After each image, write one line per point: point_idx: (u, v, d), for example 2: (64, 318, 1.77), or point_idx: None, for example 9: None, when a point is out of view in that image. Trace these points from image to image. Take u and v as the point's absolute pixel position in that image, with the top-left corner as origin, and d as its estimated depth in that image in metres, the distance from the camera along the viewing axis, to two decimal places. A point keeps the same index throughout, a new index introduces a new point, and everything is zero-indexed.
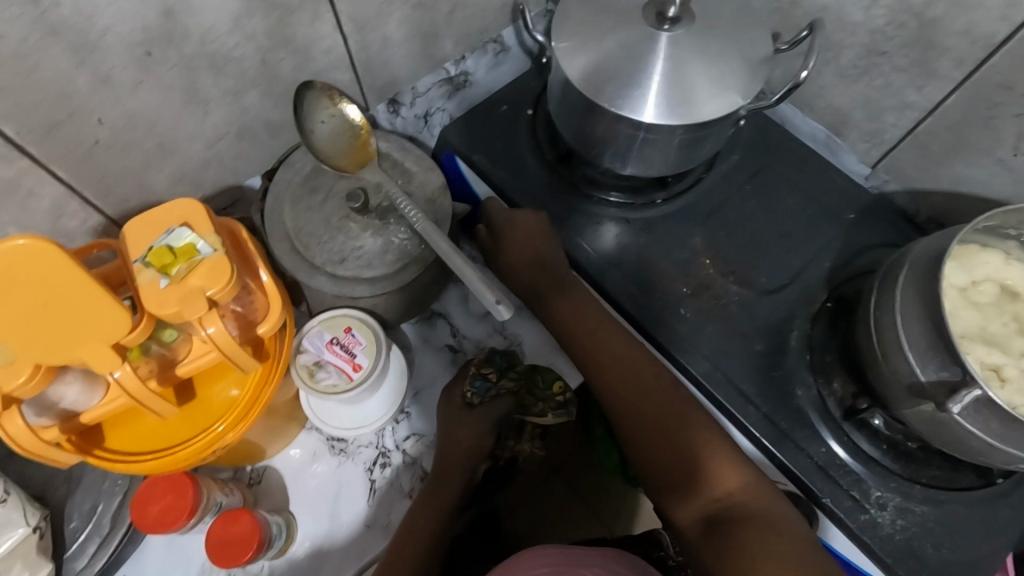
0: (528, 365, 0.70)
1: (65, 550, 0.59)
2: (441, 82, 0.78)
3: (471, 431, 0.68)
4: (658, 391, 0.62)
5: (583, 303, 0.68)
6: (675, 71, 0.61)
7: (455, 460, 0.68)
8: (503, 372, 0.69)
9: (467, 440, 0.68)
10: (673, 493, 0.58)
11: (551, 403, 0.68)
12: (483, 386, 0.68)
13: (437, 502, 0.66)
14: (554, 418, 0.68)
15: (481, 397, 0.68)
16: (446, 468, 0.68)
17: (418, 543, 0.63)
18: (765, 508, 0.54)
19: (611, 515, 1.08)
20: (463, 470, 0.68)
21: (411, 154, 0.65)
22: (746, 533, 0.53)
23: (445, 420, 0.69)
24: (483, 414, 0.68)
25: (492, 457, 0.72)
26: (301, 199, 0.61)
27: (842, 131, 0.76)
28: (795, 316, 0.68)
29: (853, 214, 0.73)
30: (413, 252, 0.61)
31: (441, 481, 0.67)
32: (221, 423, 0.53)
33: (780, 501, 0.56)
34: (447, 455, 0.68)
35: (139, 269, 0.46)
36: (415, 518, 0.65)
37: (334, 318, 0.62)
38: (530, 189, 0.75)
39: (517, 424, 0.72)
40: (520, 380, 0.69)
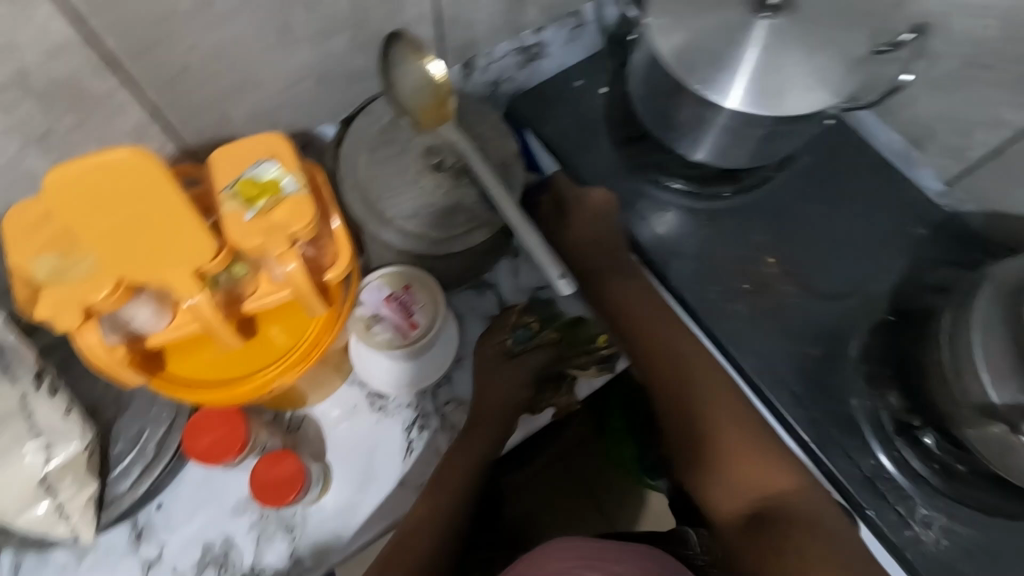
0: (572, 316, 0.68)
1: (110, 469, 0.60)
2: (516, 50, 0.76)
3: (506, 383, 0.65)
4: (707, 382, 0.60)
5: (629, 287, 0.67)
6: (770, 60, 0.59)
7: (490, 411, 0.65)
8: (545, 322, 0.68)
9: (499, 395, 0.65)
10: (717, 488, 0.56)
11: (595, 356, 0.66)
12: (524, 335, 0.67)
13: (467, 467, 0.63)
14: (598, 371, 0.67)
15: (522, 345, 0.67)
16: (481, 416, 0.64)
17: (438, 514, 0.61)
18: (816, 506, 0.54)
19: (614, 509, 1.09)
20: (498, 425, 0.65)
21: (488, 117, 0.64)
22: (798, 531, 0.52)
23: (486, 367, 0.66)
24: (521, 364, 0.66)
25: (530, 408, 0.68)
26: (375, 149, 0.61)
27: (922, 143, 0.75)
28: (855, 325, 0.67)
29: (924, 229, 0.72)
30: (483, 215, 0.61)
31: (469, 437, 0.64)
32: (279, 364, 0.53)
33: (831, 510, 0.54)
34: (482, 404, 0.65)
35: (224, 198, 0.46)
36: (446, 479, 0.62)
37: (393, 274, 0.62)
38: (598, 167, 0.74)
39: (555, 376, 0.68)
40: (562, 332, 0.67)
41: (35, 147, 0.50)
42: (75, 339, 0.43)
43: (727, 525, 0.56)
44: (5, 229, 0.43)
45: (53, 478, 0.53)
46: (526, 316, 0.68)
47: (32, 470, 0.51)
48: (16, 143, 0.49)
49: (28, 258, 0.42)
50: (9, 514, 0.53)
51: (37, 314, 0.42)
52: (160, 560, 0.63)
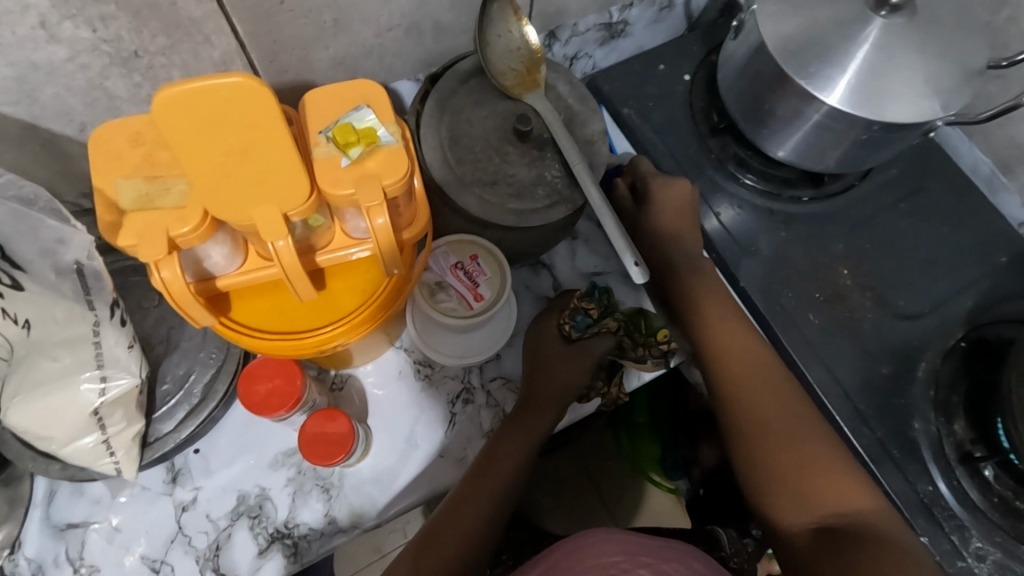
0: (632, 307, 0.67)
1: (155, 409, 0.59)
2: (601, 26, 0.73)
3: (567, 369, 0.64)
4: (776, 387, 0.59)
5: (687, 283, 0.65)
6: (880, 60, 0.56)
7: (549, 394, 0.64)
8: (604, 311, 0.66)
9: (561, 376, 0.64)
10: (786, 497, 0.54)
11: (654, 350, 0.65)
12: (583, 322, 0.65)
13: (519, 452, 0.62)
14: (653, 366, 0.65)
15: (579, 331, 0.65)
16: (541, 399, 0.64)
17: (482, 499, 0.59)
18: (896, 526, 0.52)
19: (613, 496, 1.07)
20: (554, 407, 0.64)
21: (577, 90, 0.62)
22: (884, 543, 0.50)
23: (538, 348, 0.65)
24: (580, 350, 0.65)
25: (582, 396, 0.67)
26: (461, 111, 0.59)
27: (1010, 168, 0.72)
28: (926, 348, 0.65)
29: (1005, 257, 0.69)
30: (563, 191, 0.58)
31: (521, 422, 0.63)
32: (345, 321, 0.52)
33: (910, 534, 0.52)
34: (540, 386, 0.64)
35: (320, 141, 0.44)
36: (496, 458, 0.61)
37: (461, 242, 0.61)
38: (674, 155, 0.72)
39: (607, 364, 0.67)
40: (622, 322, 0.66)
41: (119, 68, 0.48)
42: (153, 272, 0.41)
43: (793, 536, 0.54)
44: (91, 150, 0.42)
45: (103, 411, 0.52)
46: (585, 303, 0.65)
47: (87, 400, 0.50)
48: (102, 60, 0.47)
49: (113, 183, 0.41)
50: (56, 444, 0.52)
51: (120, 242, 0.40)
52: (194, 504, 0.63)
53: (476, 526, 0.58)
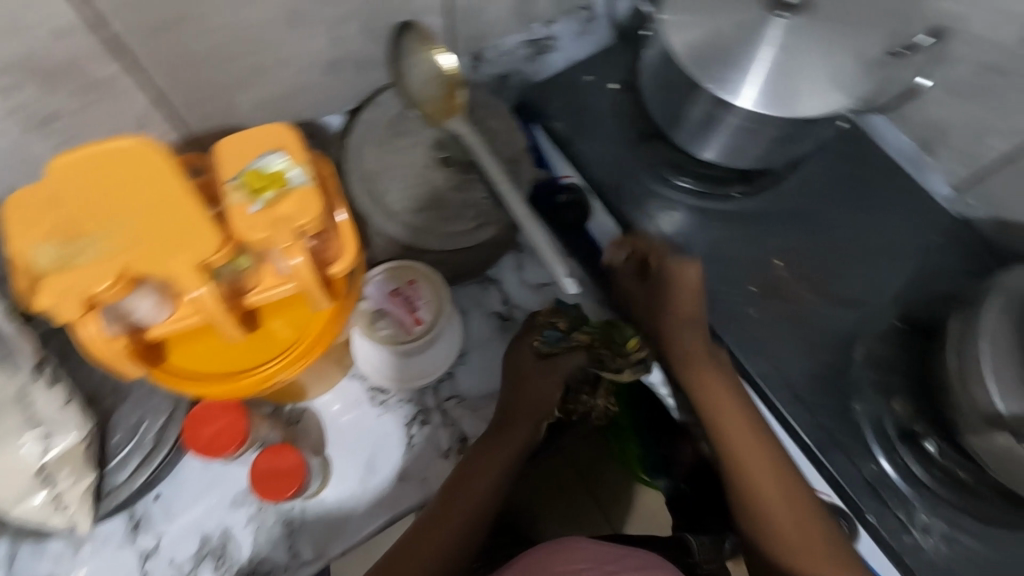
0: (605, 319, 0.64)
1: (109, 460, 0.60)
2: (527, 43, 0.77)
3: (544, 385, 0.64)
4: (779, 463, 0.58)
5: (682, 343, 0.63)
6: (787, 64, 0.58)
7: (523, 411, 0.65)
8: (575, 323, 0.65)
9: (537, 392, 0.65)
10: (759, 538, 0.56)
11: (629, 360, 0.62)
12: (553, 335, 0.64)
13: (494, 470, 0.62)
14: (632, 375, 0.62)
15: (552, 347, 0.65)
16: (517, 416, 0.65)
17: (454, 522, 0.58)
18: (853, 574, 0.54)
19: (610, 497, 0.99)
20: (530, 421, 0.65)
21: (498, 111, 0.63)
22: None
23: (514, 369, 0.66)
24: (552, 365, 0.64)
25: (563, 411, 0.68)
26: (385, 142, 0.59)
27: (933, 149, 0.73)
28: (863, 334, 0.66)
29: (933, 236, 0.71)
30: (491, 211, 0.60)
31: (500, 437, 0.64)
32: (281, 358, 0.53)
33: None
34: (516, 404, 0.65)
35: (230, 189, 0.45)
36: (473, 479, 0.61)
37: (399, 268, 0.62)
38: (610, 163, 0.72)
39: (590, 378, 0.67)
40: (595, 334, 0.63)
41: (35, 132, 0.49)
42: (77, 329, 0.43)
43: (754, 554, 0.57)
44: (8, 211, 0.42)
45: (50, 469, 0.52)
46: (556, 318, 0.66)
47: (30, 460, 0.51)
48: (17, 126, 0.48)
49: (27, 246, 0.41)
50: (7, 504, 0.53)
51: (36, 304, 0.41)
52: (156, 551, 0.63)
53: (459, 550, 0.57)
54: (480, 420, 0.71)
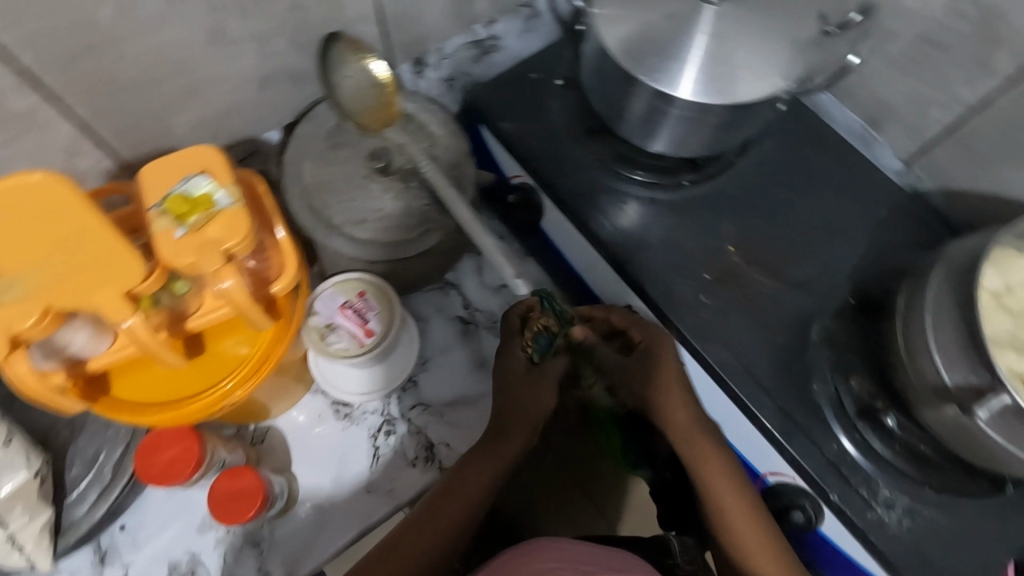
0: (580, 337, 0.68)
1: (67, 495, 0.59)
2: (469, 44, 0.77)
3: (534, 388, 0.65)
4: (758, 520, 0.60)
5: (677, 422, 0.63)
6: (720, 51, 0.59)
7: (526, 417, 0.64)
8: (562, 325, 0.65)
9: (534, 404, 0.65)
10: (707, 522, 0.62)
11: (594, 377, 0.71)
12: (545, 342, 0.64)
13: (489, 475, 0.61)
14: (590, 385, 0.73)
15: (541, 354, 0.65)
16: (515, 424, 0.64)
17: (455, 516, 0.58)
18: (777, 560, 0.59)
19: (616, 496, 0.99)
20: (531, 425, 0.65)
21: (437, 116, 0.63)
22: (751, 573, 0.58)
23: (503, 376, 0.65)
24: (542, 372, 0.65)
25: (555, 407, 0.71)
26: (322, 155, 0.59)
27: (881, 124, 0.73)
28: (818, 314, 0.66)
29: (885, 211, 0.71)
30: (434, 217, 0.59)
31: (499, 446, 0.63)
32: (229, 380, 0.52)
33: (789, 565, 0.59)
34: (511, 413, 0.64)
35: (154, 217, 0.45)
36: (458, 481, 0.60)
37: (348, 281, 0.61)
38: (558, 160, 0.71)
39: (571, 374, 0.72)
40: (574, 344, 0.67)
41: None
42: (4, 369, 0.43)
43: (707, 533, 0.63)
44: None
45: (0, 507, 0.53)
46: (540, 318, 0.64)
47: None
48: None
49: None
50: None
51: None
52: None
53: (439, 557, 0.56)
54: (445, 426, 0.71)
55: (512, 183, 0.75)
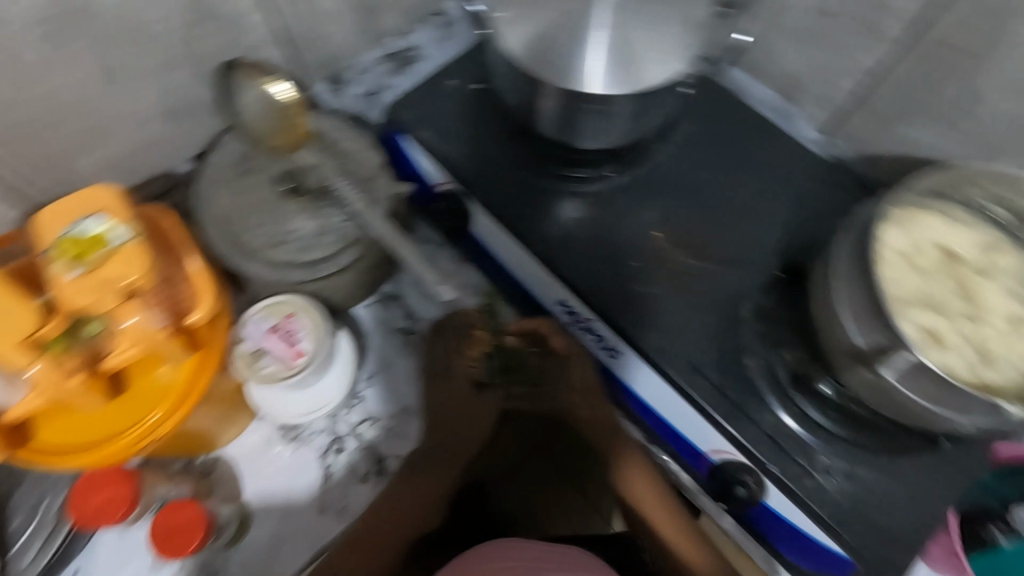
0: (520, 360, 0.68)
1: (10, 548, 0.63)
2: (385, 58, 0.78)
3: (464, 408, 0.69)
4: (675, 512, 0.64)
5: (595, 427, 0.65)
6: (621, 41, 0.60)
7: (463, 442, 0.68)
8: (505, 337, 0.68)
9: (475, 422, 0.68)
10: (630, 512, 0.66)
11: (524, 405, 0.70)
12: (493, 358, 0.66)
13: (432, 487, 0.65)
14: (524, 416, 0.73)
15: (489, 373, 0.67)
16: (459, 446, 0.68)
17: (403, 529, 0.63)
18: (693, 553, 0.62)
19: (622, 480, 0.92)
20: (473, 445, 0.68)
21: (348, 133, 0.64)
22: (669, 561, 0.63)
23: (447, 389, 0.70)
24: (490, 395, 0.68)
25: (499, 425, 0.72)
26: (232, 182, 0.59)
27: (795, 97, 0.75)
28: (747, 289, 0.67)
29: (809, 181, 0.71)
30: (351, 233, 0.60)
31: (444, 467, 0.67)
32: (156, 414, 0.53)
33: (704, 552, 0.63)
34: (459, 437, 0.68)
35: (50, 263, 0.45)
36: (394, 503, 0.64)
37: (276, 304, 0.61)
38: (479, 164, 0.72)
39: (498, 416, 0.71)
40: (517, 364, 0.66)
41: None
42: None
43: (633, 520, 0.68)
44: None
45: None
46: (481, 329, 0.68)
47: None
48: None
49: None
50: None
51: None
52: None
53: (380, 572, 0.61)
54: (395, 438, 0.71)
55: (438, 190, 0.74)
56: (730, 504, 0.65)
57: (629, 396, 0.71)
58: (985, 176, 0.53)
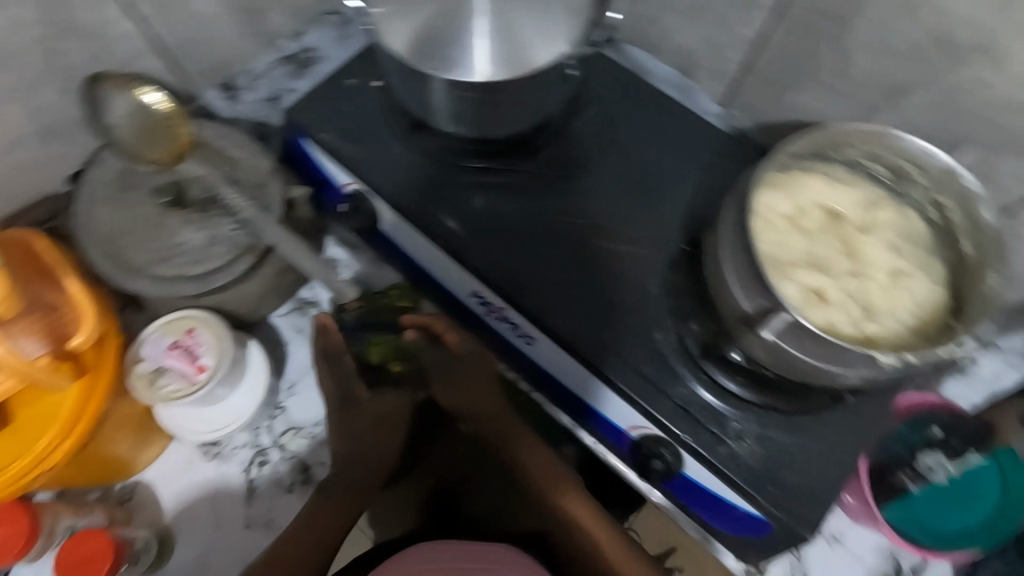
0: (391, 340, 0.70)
1: None
2: (281, 61, 0.77)
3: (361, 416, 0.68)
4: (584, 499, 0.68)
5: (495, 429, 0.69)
6: (502, 28, 0.60)
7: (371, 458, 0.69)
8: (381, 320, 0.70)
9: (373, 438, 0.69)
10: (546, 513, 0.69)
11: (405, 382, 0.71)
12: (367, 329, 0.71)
13: (342, 508, 0.66)
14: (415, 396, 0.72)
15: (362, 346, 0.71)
16: (369, 459, 0.69)
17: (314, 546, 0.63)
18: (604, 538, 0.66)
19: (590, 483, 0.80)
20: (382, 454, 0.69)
21: (235, 139, 0.63)
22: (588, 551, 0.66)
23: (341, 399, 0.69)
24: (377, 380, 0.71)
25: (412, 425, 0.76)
26: (112, 198, 0.58)
27: (693, 72, 0.76)
28: (654, 266, 0.68)
29: (710, 154, 0.72)
30: (242, 241, 0.59)
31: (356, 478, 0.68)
32: (43, 441, 0.53)
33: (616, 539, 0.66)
34: (362, 443, 0.68)
35: None
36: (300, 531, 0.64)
37: (174, 321, 0.60)
38: (382, 162, 0.71)
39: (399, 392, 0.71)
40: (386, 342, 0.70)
41: None
42: None
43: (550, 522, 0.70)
44: None
45: None
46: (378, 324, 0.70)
47: None
48: None
49: None
50: None
51: None
52: None
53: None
54: (318, 445, 0.70)
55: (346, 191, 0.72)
56: (652, 477, 0.66)
57: (551, 382, 0.71)
58: (859, 137, 0.53)
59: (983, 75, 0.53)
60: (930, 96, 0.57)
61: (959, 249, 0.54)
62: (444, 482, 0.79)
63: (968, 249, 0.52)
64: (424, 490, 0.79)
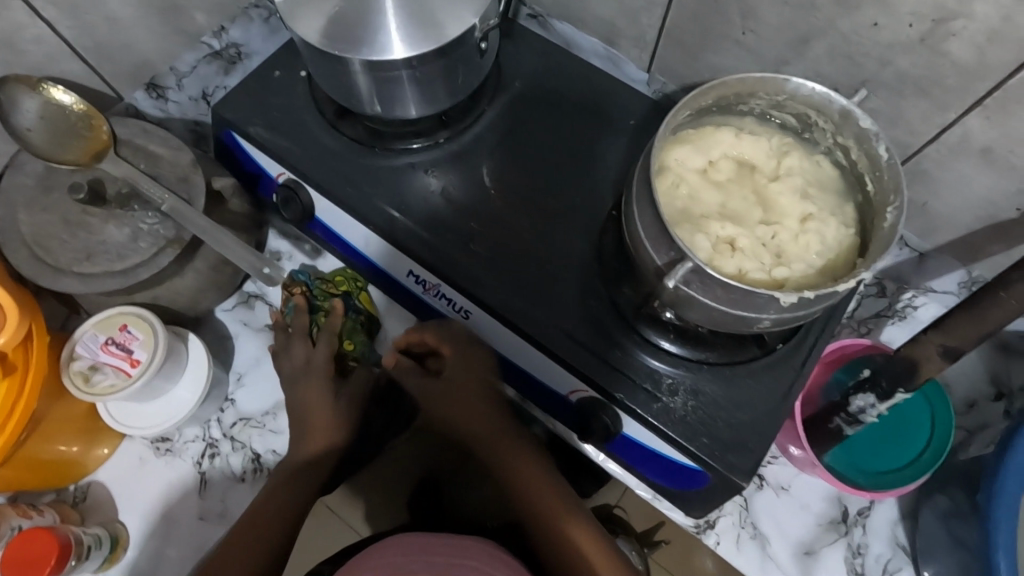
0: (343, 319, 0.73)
1: None
2: (208, 57, 0.77)
3: (323, 392, 0.69)
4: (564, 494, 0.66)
5: (481, 425, 0.70)
6: (410, 6, 0.59)
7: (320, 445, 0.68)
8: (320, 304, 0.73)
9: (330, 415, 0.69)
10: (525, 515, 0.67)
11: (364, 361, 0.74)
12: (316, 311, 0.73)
13: (290, 495, 0.65)
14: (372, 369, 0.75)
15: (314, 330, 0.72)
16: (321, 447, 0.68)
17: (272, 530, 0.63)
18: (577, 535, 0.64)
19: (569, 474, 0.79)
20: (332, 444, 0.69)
21: (154, 136, 0.63)
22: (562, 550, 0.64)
23: (300, 377, 0.70)
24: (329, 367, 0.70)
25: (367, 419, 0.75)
26: (34, 201, 0.60)
27: (617, 42, 0.76)
28: (585, 235, 0.69)
29: (636, 120, 0.73)
30: (166, 234, 0.59)
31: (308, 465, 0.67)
32: None
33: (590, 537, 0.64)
34: (312, 430, 0.68)
35: None
36: (266, 503, 0.64)
37: (107, 319, 0.61)
38: (310, 151, 0.71)
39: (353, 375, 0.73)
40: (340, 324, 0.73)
41: None
42: None
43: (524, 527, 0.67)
44: None
45: None
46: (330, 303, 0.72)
47: None
48: None
49: None
50: None
51: None
52: None
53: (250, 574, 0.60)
54: (268, 434, 0.71)
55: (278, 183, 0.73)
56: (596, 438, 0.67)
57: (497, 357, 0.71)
58: (759, 86, 0.54)
59: (875, 18, 0.54)
60: (832, 43, 0.58)
61: (865, 188, 0.55)
62: (429, 476, 0.81)
63: (871, 187, 0.54)
64: (410, 487, 0.81)
